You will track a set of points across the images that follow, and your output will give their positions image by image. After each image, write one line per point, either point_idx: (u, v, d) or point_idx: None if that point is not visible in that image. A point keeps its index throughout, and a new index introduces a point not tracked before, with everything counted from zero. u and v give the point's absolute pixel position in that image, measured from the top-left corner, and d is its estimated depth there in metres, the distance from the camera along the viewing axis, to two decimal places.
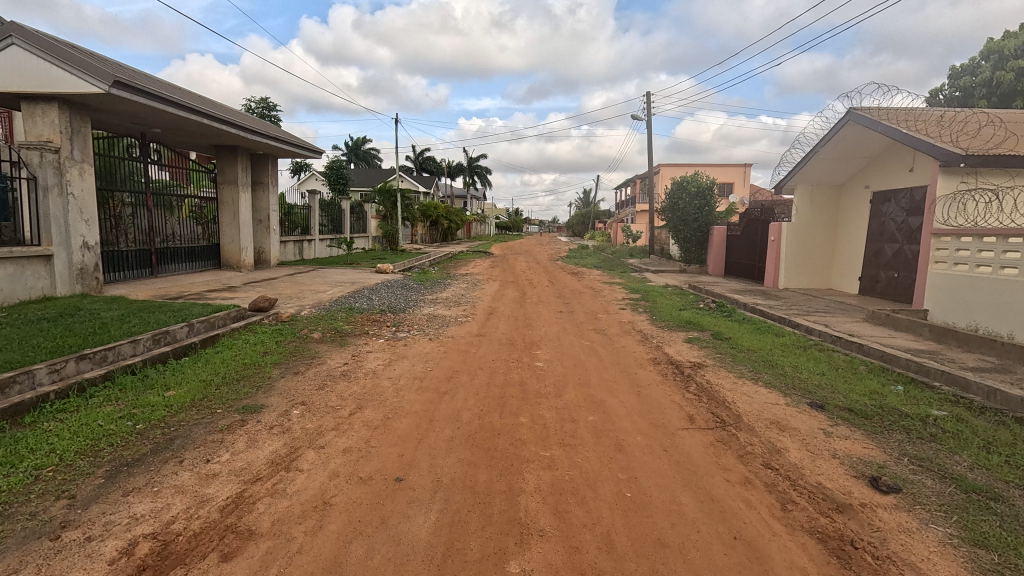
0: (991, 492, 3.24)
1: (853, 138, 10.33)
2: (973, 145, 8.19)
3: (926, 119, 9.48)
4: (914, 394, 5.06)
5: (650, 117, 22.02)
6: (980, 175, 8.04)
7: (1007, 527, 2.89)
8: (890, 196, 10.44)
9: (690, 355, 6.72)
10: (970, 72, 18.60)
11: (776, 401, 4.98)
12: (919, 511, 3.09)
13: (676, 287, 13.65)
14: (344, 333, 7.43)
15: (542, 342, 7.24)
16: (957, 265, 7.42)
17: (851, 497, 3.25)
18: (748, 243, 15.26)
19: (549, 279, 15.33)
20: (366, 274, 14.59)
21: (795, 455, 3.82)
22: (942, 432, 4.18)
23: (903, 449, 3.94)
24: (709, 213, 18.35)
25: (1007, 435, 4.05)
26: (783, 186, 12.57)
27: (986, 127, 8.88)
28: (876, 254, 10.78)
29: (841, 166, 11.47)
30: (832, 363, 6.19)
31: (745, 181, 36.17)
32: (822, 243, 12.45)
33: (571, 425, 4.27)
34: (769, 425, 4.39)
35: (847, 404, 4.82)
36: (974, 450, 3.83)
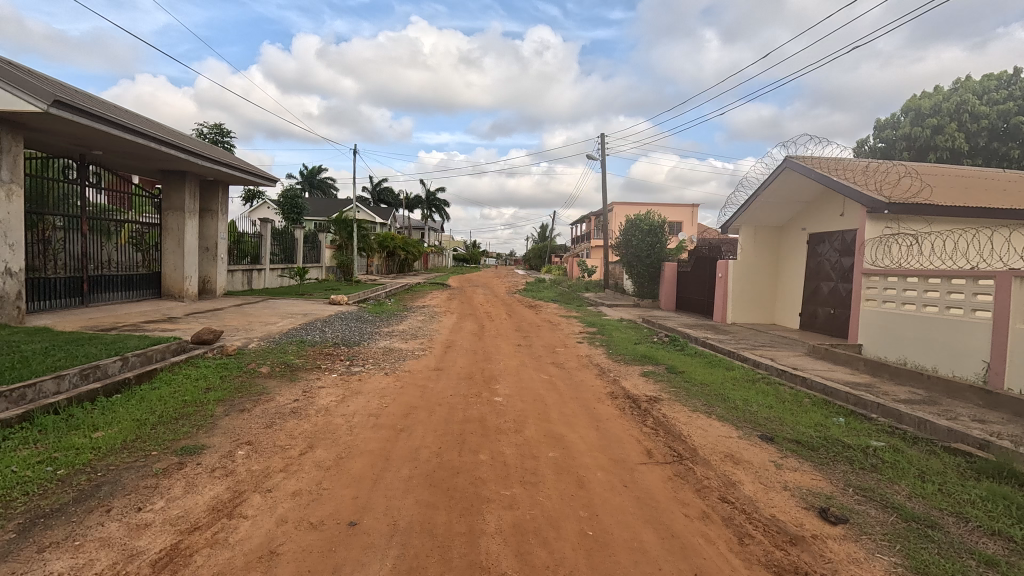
0: (928, 521, 3.41)
1: (790, 184, 11.11)
2: (895, 193, 8.95)
3: (852, 169, 10.36)
4: (854, 426, 5.33)
5: (604, 157, 22.93)
6: (902, 221, 8.78)
7: (944, 553, 3.05)
8: (824, 238, 11.22)
9: (646, 389, 6.81)
10: (891, 126, 20.49)
11: (729, 434, 5.11)
12: (865, 540, 3.21)
13: (631, 321, 13.95)
14: (294, 367, 7.13)
15: (501, 376, 7.18)
16: (885, 303, 8.02)
17: (803, 529, 3.34)
18: (698, 279, 15.87)
19: (507, 312, 15.33)
20: (319, 305, 14.15)
21: (749, 488, 3.91)
22: (881, 462, 4.41)
23: (848, 479, 4.11)
24: (661, 249, 19.07)
25: (939, 464, 4.32)
26: (729, 226, 13.25)
27: (904, 177, 9.81)
28: (814, 291, 11.47)
29: (780, 209, 12.28)
30: (779, 397, 6.45)
31: (692, 220, 38.01)
32: (765, 280, 13.14)
33: (532, 462, 4.22)
34: (723, 458, 4.49)
35: (794, 436, 5.00)
36: (910, 479, 4.05)
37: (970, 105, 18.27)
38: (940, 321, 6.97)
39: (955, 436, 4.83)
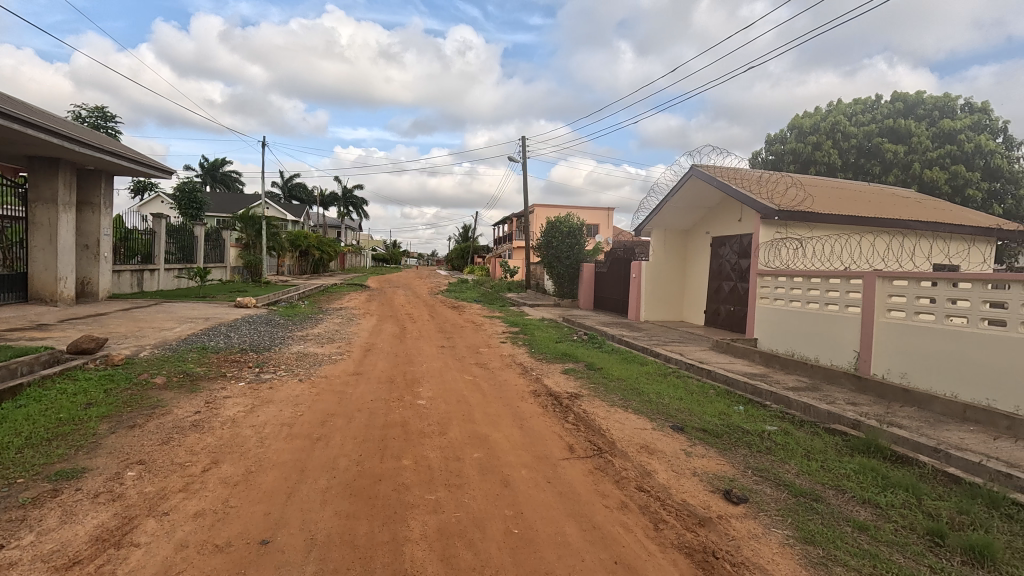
0: (813, 495, 3.82)
1: (695, 191, 11.95)
2: (784, 201, 9.93)
3: (748, 178, 11.35)
4: (752, 413, 5.84)
5: (524, 160, 23.30)
6: (789, 227, 9.76)
7: (827, 523, 3.43)
8: (725, 241, 12.19)
9: (567, 386, 7.01)
10: (779, 141, 22.70)
11: (644, 426, 5.40)
12: (763, 517, 3.52)
13: (552, 321, 14.30)
14: (195, 376, 6.53)
15: (424, 378, 7.06)
16: (777, 300, 8.89)
17: (710, 510, 3.60)
18: (614, 279, 16.62)
19: (430, 313, 15.09)
20: (222, 308, 13.08)
21: (663, 477, 4.14)
22: (775, 444, 4.87)
23: (747, 462, 4.50)
24: (579, 251, 19.72)
25: (821, 444, 4.85)
26: (642, 229, 14.00)
27: (791, 187, 10.93)
28: (716, 290, 12.43)
29: (686, 214, 13.17)
30: (687, 389, 6.92)
31: (608, 223, 39.74)
32: (674, 280, 14.03)
33: (456, 464, 4.18)
34: (639, 449, 4.73)
35: (701, 425, 5.39)
36: (798, 458, 4.51)
37: (842, 125, 20.66)
38: (820, 316, 7.85)
39: (833, 417, 5.46)
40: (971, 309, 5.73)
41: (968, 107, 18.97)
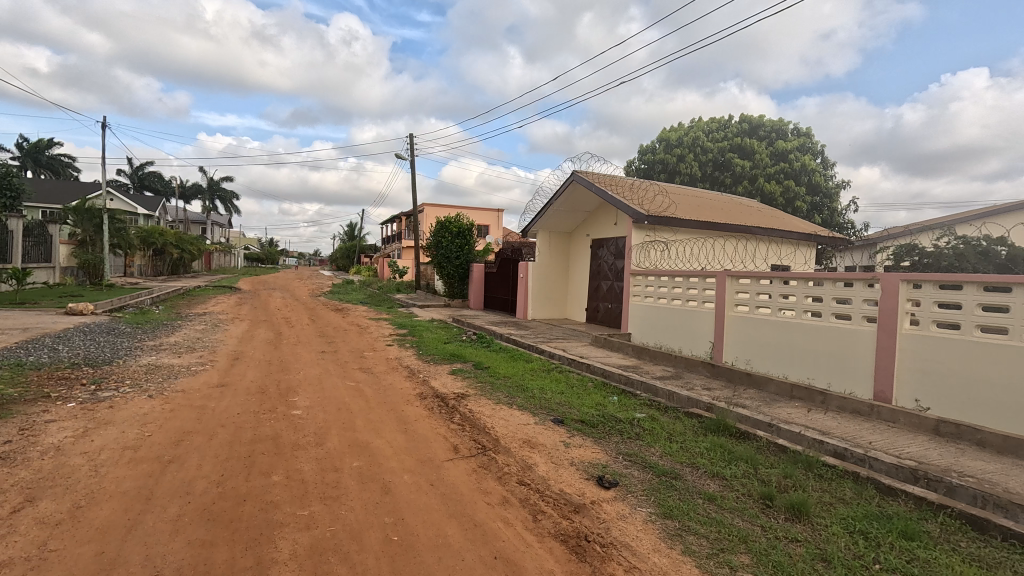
0: (672, 473, 4.23)
1: (576, 195, 12.62)
2: (653, 207, 10.88)
3: (622, 185, 12.26)
4: (625, 402, 6.33)
5: (412, 158, 22.86)
6: (657, 231, 10.72)
7: (682, 497, 3.81)
8: (603, 243, 13.04)
9: (454, 387, 7.01)
10: (650, 151, 24.48)
11: (527, 421, 5.58)
12: (630, 498, 3.82)
13: (441, 321, 14.21)
14: (5, 399, 5.44)
15: (301, 387, 6.60)
16: (647, 298, 9.72)
17: (584, 497, 3.81)
18: (503, 279, 16.98)
19: (310, 317, 14.17)
20: (48, 317, 11.07)
21: (543, 469, 4.31)
22: (643, 430, 5.32)
23: (619, 448, 4.85)
24: (469, 251, 19.81)
25: (681, 426, 5.39)
26: (528, 230, 14.45)
27: (658, 195, 12.03)
28: (596, 289, 13.25)
29: (569, 217, 13.85)
30: (568, 383, 7.28)
31: (498, 224, 40.49)
32: (559, 280, 14.70)
33: (333, 475, 3.97)
34: (522, 444, 4.88)
35: (579, 416, 5.71)
36: (662, 441, 4.97)
37: (701, 140, 22.89)
38: (683, 311, 8.74)
39: (691, 402, 6.10)
40: (797, 303, 6.76)
41: (796, 130, 21.63)
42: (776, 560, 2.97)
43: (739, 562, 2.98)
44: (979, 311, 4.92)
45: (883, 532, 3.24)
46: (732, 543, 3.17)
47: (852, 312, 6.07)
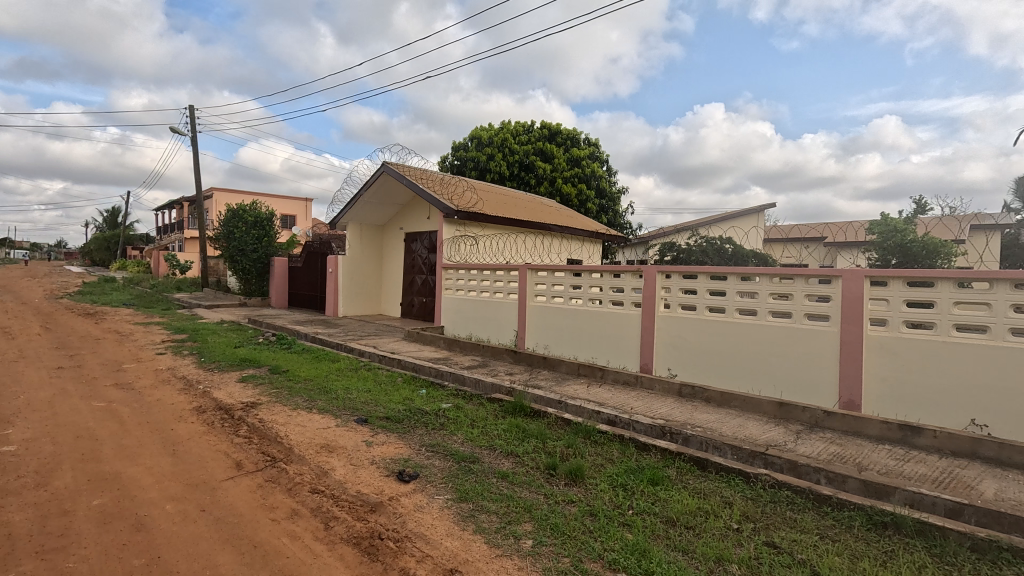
0: (472, 457, 4.41)
1: (387, 188, 12.27)
2: (462, 203, 11.17)
3: (433, 180, 12.33)
4: (433, 394, 6.41)
5: (194, 134, 19.61)
6: (467, 226, 11.06)
7: (479, 479, 4.00)
8: (416, 237, 12.98)
9: (243, 396, 6.24)
10: (462, 148, 23.70)
11: (326, 425, 5.26)
12: (429, 488, 3.87)
13: (234, 323, 12.54)
14: None
15: (20, 415, 5.14)
16: (458, 291, 10.02)
17: (382, 495, 3.74)
18: (310, 275, 15.72)
19: (44, 324, 11.17)
20: None
21: (340, 473, 4.10)
22: (448, 419, 5.45)
23: (422, 440, 4.88)
24: (269, 244, 17.77)
25: (483, 412, 5.67)
26: (336, 222, 13.60)
27: (467, 191, 12.42)
28: (410, 283, 13.14)
29: (380, 209, 13.42)
30: (376, 380, 7.07)
31: (306, 214, 37.33)
32: (372, 274, 14.18)
33: (60, 521, 3.18)
34: (319, 449, 4.57)
35: (385, 413, 5.59)
36: (464, 428, 5.15)
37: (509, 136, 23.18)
38: (490, 303, 9.21)
39: (494, 388, 6.46)
40: (584, 292, 7.65)
41: (587, 139, 23.09)
42: (553, 522, 3.30)
43: (523, 530, 3.25)
44: (709, 296, 6.23)
45: (637, 482, 3.87)
46: (518, 514, 3.43)
47: (624, 299, 7.11)
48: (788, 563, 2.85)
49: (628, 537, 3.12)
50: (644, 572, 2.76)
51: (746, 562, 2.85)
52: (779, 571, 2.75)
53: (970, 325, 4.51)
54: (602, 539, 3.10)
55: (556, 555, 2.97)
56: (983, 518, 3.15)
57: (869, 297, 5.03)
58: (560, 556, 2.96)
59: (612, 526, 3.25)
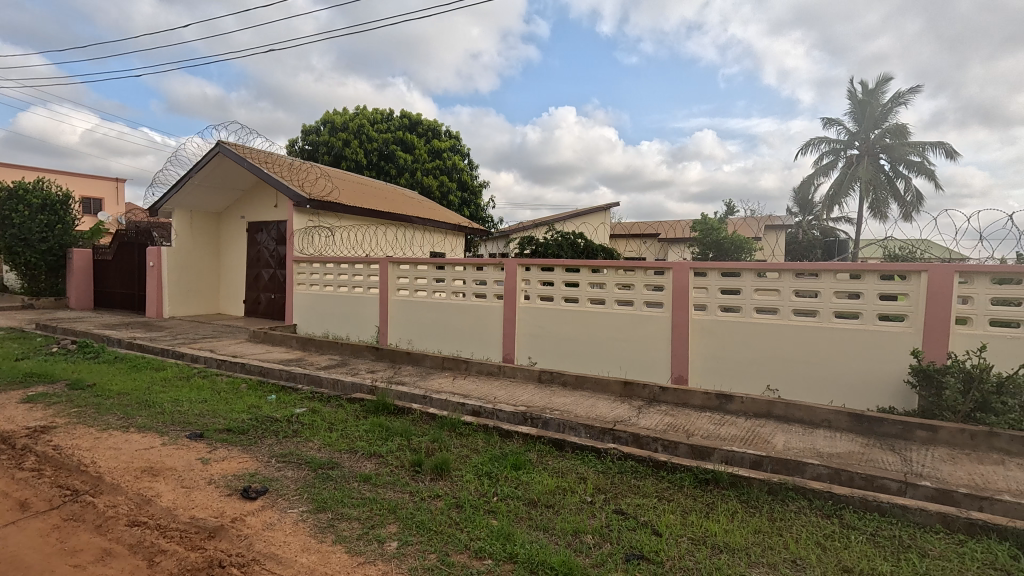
0: (330, 463, 4.13)
1: (224, 171, 10.85)
2: (315, 191, 10.35)
3: (281, 164, 11.23)
4: (283, 399, 5.87)
5: None
6: (320, 216, 10.28)
7: (338, 486, 3.77)
8: (261, 227, 11.72)
9: (29, 420, 5.05)
10: (313, 132, 21.93)
11: (149, 445, 4.50)
12: (281, 502, 3.54)
13: (14, 330, 10.09)
14: None
15: None
16: (312, 286, 9.32)
17: (223, 517, 3.32)
18: (124, 269, 13.30)
19: None
20: None
21: (167, 499, 3.55)
22: (302, 425, 5.03)
23: (272, 451, 4.44)
24: (64, 232, 14.43)
25: (342, 414, 5.34)
26: (158, 208, 11.67)
27: (320, 179, 11.54)
28: (254, 278, 11.85)
29: (216, 195, 11.84)
30: (214, 389, 6.25)
31: (117, 198, 31.48)
32: (206, 269, 12.48)
33: None
34: (139, 474, 3.90)
35: (225, 425, 4.96)
36: (321, 433, 4.80)
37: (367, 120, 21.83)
38: (349, 298, 8.72)
39: (354, 388, 6.13)
40: (447, 285, 7.63)
41: (449, 132, 22.91)
42: (419, 519, 3.24)
43: (387, 533, 3.13)
44: (565, 287, 6.64)
45: (501, 469, 3.97)
46: (382, 517, 3.31)
47: (487, 291, 7.25)
48: (634, 526, 3.16)
49: (493, 524, 3.19)
50: (508, 556, 2.85)
51: (599, 530, 3.10)
52: (625, 534, 3.05)
53: (766, 308, 5.46)
54: (468, 529, 3.12)
55: (422, 552, 2.92)
56: (777, 465, 3.84)
57: (694, 286, 5.79)
58: (426, 554, 2.91)
59: (478, 515, 3.30)
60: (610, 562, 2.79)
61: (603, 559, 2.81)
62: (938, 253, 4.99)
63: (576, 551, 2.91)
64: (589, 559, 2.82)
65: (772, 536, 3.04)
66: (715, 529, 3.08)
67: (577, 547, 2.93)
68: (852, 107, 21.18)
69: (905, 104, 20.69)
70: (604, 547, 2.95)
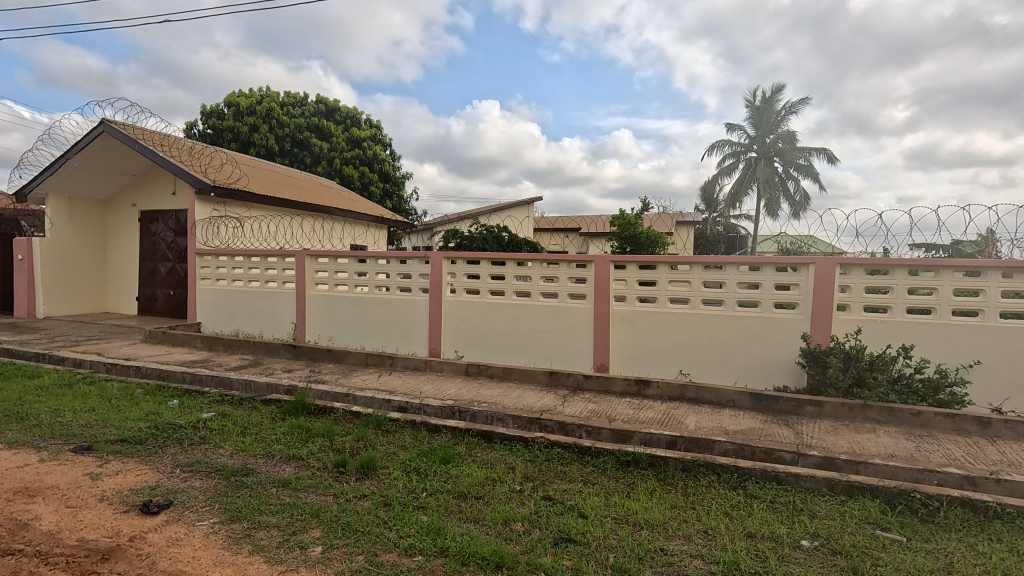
0: (244, 470, 3.86)
1: (110, 153, 9.70)
2: (220, 178, 9.55)
3: (179, 148, 10.23)
4: (187, 404, 5.40)
5: None
6: (227, 205, 9.52)
7: (254, 493, 3.53)
8: (157, 216, 10.64)
9: None
10: (216, 115, 20.15)
11: (23, 463, 3.96)
12: (188, 515, 3.26)
13: None
14: None
15: None
16: (219, 281, 8.64)
17: (119, 536, 3.00)
18: None
19: None
20: None
21: (49, 522, 3.14)
22: (210, 431, 4.66)
23: (176, 461, 4.07)
24: None
25: (256, 417, 5.01)
26: (27, 193, 10.20)
27: (226, 165, 10.67)
28: (150, 273, 10.76)
29: (101, 180, 10.56)
30: (103, 396, 5.61)
31: None
32: (90, 262, 11.14)
33: None
34: (12, 497, 3.42)
35: (118, 435, 4.47)
36: (233, 438, 4.48)
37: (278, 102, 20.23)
38: (262, 293, 8.17)
39: (269, 388, 5.77)
40: (370, 279, 7.38)
41: (369, 120, 22.00)
42: (345, 521, 3.12)
43: (310, 538, 2.99)
44: (491, 280, 6.66)
45: (429, 464, 3.93)
46: (305, 522, 3.15)
47: (412, 285, 7.10)
48: (561, 510, 3.26)
49: (423, 519, 3.15)
50: (439, 550, 2.83)
51: (529, 517, 3.17)
52: (554, 519, 3.14)
53: (679, 298, 5.82)
54: (397, 527, 3.06)
55: (348, 555, 2.83)
56: (690, 444, 4.13)
57: (614, 278, 6.05)
58: (353, 556, 2.82)
59: (407, 512, 3.24)
60: (540, 547, 2.86)
61: (533, 545, 2.87)
62: (823, 247, 5.57)
63: (507, 540, 2.95)
64: (519, 547, 2.87)
65: (686, 510, 3.27)
66: (636, 508, 3.26)
67: (508, 536, 2.97)
68: (752, 114, 23.09)
69: (795, 113, 22.90)
70: (533, 533, 3.01)
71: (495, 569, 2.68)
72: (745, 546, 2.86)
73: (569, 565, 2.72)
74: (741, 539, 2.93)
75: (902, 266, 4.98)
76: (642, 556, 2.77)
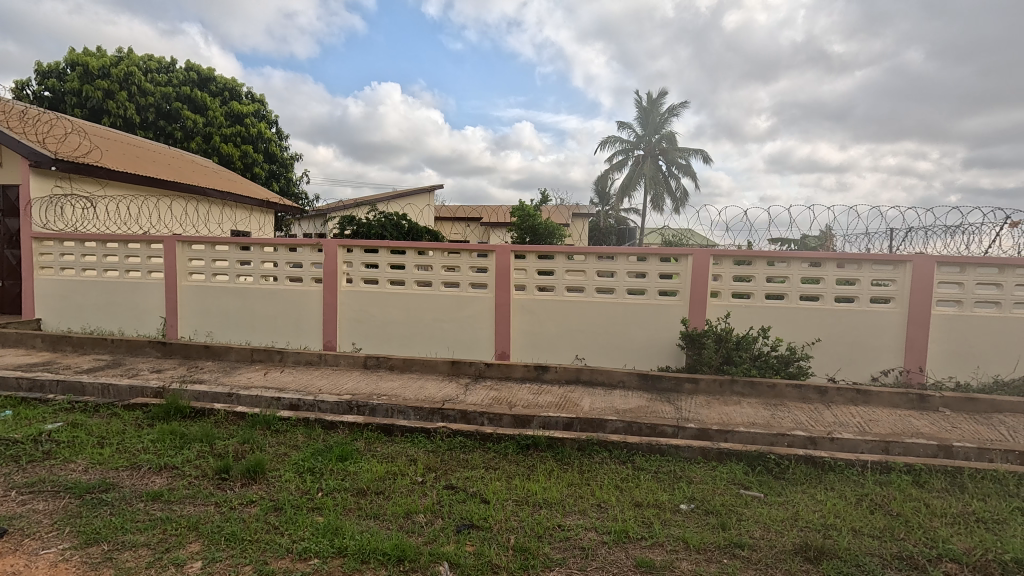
0: (102, 486, 3.39)
1: None
2: (63, 150, 8.15)
3: (6, 111, 8.56)
4: (25, 415, 4.59)
5: None
6: (74, 182, 8.17)
7: (116, 511, 3.11)
8: None
9: None
10: (56, 75, 17.17)
11: None
12: (28, 544, 2.79)
13: None
14: None
15: None
16: (64, 270, 7.43)
17: None
18: None
19: None
20: None
21: None
22: (57, 444, 4.01)
23: (11, 482, 3.46)
24: None
25: (117, 425, 4.42)
26: None
27: (70, 135, 9.13)
28: None
29: None
30: None
31: None
32: None
33: None
34: None
35: None
36: (88, 450, 3.90)
37: (140, 66, 17.73)
38: (121, 285, 7.17)
39: (133, 392, 5.10)
40: (254, 269, 6.79)
41: (250, 94, 20.05)
42: (229, 531, 2.87)
43: (188, 553, 2.71)
44: (390, 269, 6.47)
45: (325, 462, 3.75)
46: (180, 536, 2.85)
47: (303, 275, 6.65)
48: (463, 498, 3.29)
49: (319, 520, 3.01)
50: (337, 550, 2.72)
51: (431, 508, 3.15)
52: (456, 507, 3.16)
53: (575, 287, 6.10)
54: (290, 531, 2.89)
55: (233, 566, 2.61)
56: (584, 424, 4.36)
57: (514, 267, 6.17)
58: (239, 567, 2.61)
59: (300, 514, 3.06)
60: (443, 535, 2.87)
61: (435, 535, 2.87)
62: (699, 240, 6.15)
63: (409, 532, 2.91)
64: (421, 538, 2.85)
65: (582, 487, 3.46)
66: (535, 489, 3.38)
67: (410, 528, 2.93)
68: (639, 115, 24.70)
69: (676, 116, 24.93)
70: (436, 523, 3.01)
71: (396, 563, 2.64)
72: (633, 515, 3.10)
73: (471, 551, 2.75)
74: (630, 509, 3.17)
75: (762, 258, 5.66)
76: (542, 534, 2.89)
